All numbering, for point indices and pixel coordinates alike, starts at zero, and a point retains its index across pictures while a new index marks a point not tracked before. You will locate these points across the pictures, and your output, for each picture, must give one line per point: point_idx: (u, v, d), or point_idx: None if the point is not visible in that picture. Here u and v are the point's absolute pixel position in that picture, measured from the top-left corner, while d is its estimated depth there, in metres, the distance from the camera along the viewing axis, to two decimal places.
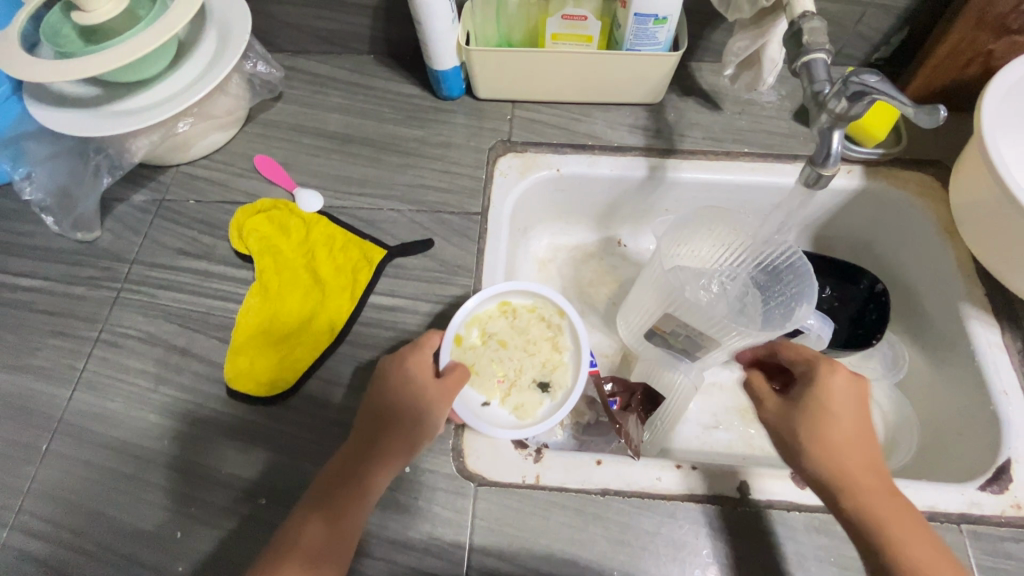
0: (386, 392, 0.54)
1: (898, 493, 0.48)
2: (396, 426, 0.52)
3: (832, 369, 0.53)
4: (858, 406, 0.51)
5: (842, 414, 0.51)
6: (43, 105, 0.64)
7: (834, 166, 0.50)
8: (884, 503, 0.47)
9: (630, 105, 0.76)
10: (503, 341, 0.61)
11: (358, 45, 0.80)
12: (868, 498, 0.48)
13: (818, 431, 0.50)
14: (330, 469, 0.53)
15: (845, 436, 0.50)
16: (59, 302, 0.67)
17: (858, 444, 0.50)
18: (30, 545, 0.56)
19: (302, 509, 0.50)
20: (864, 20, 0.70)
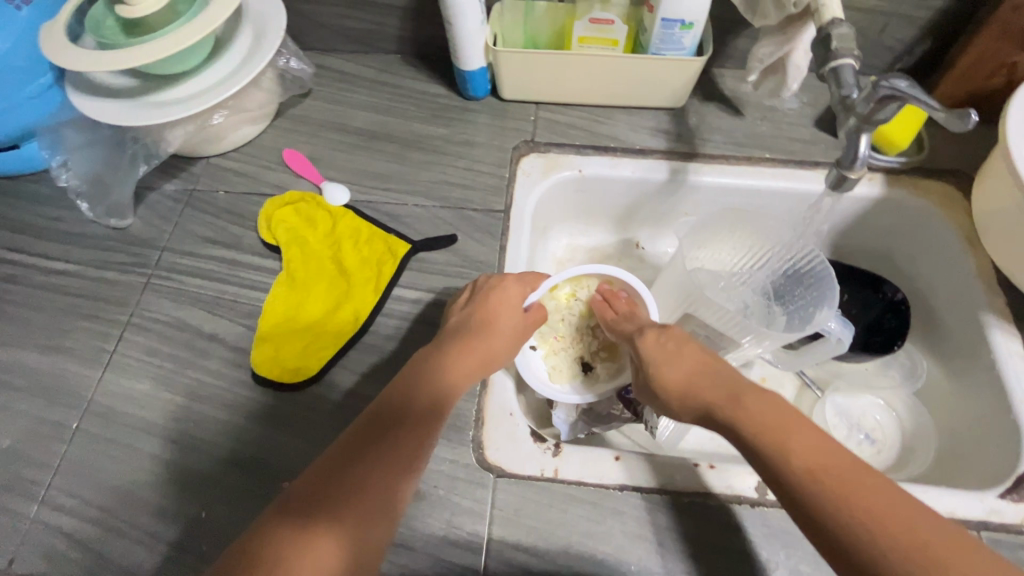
0: (477, 318, 0.57)
1: (773, 408, 0.46)
2: (438, 407, 0.50)
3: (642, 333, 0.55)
4: (672, 353, 0.52)
5: (664, 364, 0.52)
6: (84, 94, 0.66)
7: (861, 169, 0.53)
8: (760, 429, 0.45)
9: (653, 109, 0.77)
10: (582, 315, 0.68)
11: (385, 45, 0.82)
12: (750, 428, 0.45)
13: (673, 385, 0.51)
14: (325, 467, 0.45)
15: (699, 377, 0.50)
16: (91, 285, 0.69)
17: (716, 378, 0.49)
18: (58, 520, 0.57)
19: (285, 520, 0.41)
20: (888, 31, 0.71)
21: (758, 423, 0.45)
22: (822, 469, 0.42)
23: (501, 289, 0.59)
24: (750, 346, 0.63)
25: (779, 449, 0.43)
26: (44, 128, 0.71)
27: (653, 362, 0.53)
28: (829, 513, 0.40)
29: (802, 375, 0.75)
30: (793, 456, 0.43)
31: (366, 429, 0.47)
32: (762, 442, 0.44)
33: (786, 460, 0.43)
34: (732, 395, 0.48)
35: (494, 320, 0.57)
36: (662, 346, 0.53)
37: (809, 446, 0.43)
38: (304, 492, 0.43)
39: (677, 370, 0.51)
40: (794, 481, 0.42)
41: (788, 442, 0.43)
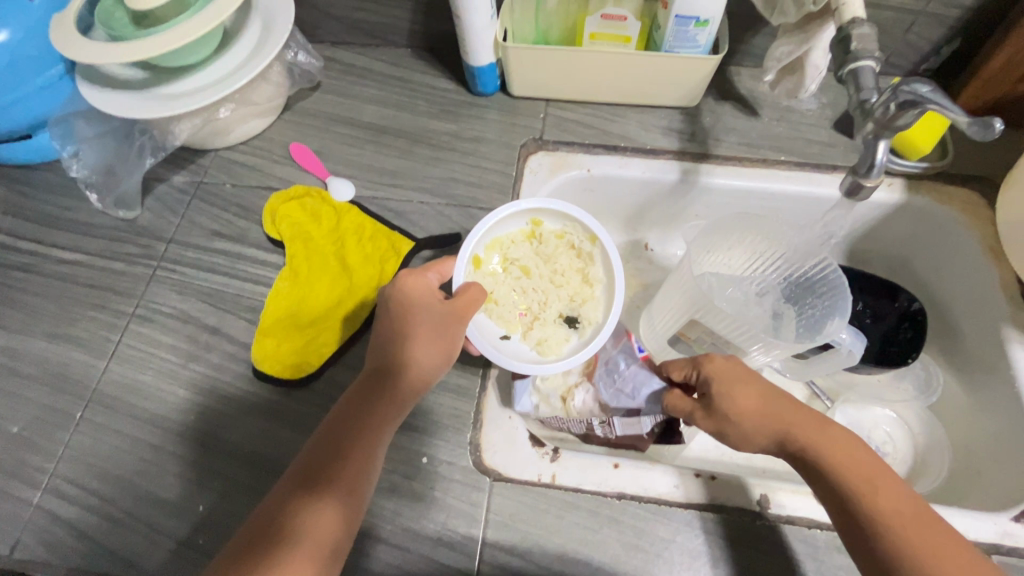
0: (398, 314, 0.54)
1: (851, 449, 0.49)
2: (395, 389, 0.52)
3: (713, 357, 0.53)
4: (749, 384, 0.51)
5: (741, 398, 0.51)
6: (95, 85, 0.66)
7: (877, 177, 0.51)
8: (855, 474, 0.48)
9: (665, 108, 0.75)
10: (527, 269, 0.65)
11: (396, 38, 0.81)
12: (842, 468, 0.48)
13: (748, 415, 0.50)
14: (300, 464, 0.49)
15: (778, 411, 0.51)
16: (99, 276, 0.70)
17: (793, 412, 0.51)
18: (62, 508, 0.58)
19: (278, 501, 0.47)
20: (914, 30, 0.68)
21: (847, 463, 0.48)
22: (908, 516, 0.46)
23: (411, 282, 0.55)
24: (757, 354, 0.61)
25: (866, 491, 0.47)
26: (56, 118, 0.71)
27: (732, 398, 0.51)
28: (904, 557, 0.44)
29: (812, 385, 0.73)
30: (884, 505, 0.46)
31: (330, 426, 0.51)
32: (857, 489, 0.47)
33: (877, 509, 0.46)
34: (815, 433, 0.50)
35: (419, 315, 0.54)
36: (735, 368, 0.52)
37: (894, 496, 0.47)
38: (288, 483, 0.49)
39: (753, 403, 0.51)
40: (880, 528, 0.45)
41: (878, 491, 0.47)
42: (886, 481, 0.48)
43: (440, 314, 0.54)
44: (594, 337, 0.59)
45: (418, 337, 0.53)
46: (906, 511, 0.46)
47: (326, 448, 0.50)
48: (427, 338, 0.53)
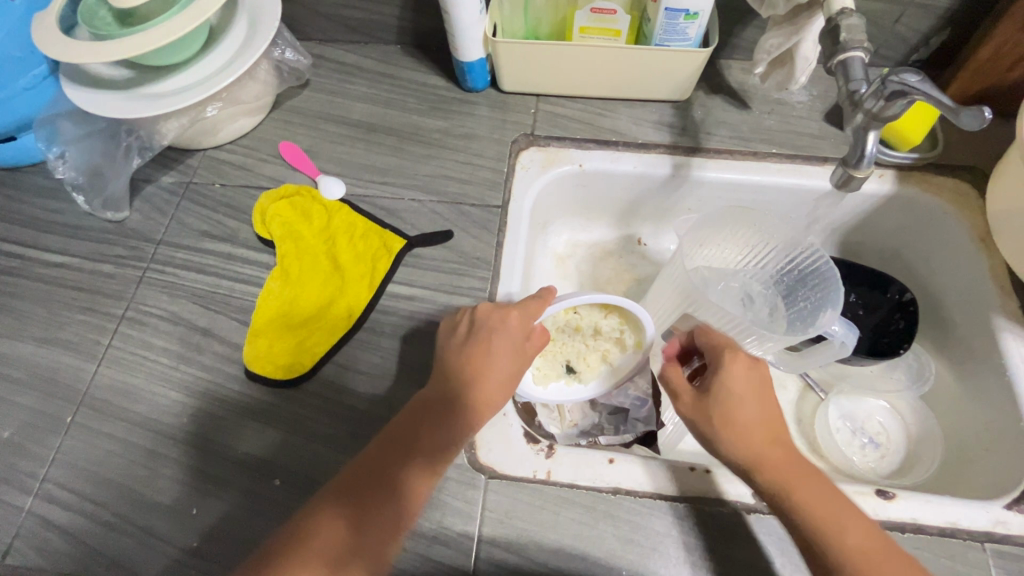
0: (485, 347, 0.54)
1: (829, 493, 0.48)
2: (449, 422, 0.52)
3: (739, 359, 0.53)
4: (751, 393, 0.52)
5: (739, 406, 0.51)
6: (80, 86, 0.65)
7: (868, 168, 0.51)
8: (819, 504, 0.48)
9: (656, 102, 0.75)
10: (580, 328, 0.64)
11: (385, 35, 0.80)
12: (801, 499, 0.48)
13: (733, 417, 0.51)
14: (355, 470, 0.50)
15: (760, 429, 0.51)
16: (87, 278, 0.69)
17: (774, 437, 0.51)
18: (53, 513, 0.58)
19: (315, 505, 0.49)
20: (904, 20, 0.68)
21: (812, 501, 0.48)
22: (869, 553, 0.46)
23: (505, 319, 0.55)
24: (751, 348, 0.61)
25: (831, 530, 0.47)
26: (41, 120, 0.70)
27: (729, 399, 0.51)
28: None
29: (805, 376, 0.73)
30: (848, 540, 0.46)
31: (386, 443, 0.52)
32: (818, 520, 0.47)
33: (833, 539, 0.46)
34: (789, 459, 0.50)
35: (503, 355, 0.54)
36: (745, 379, 0.52)
37: (858, 531, 0.47)
38: (332, 488, 0.49)
39: (748, 410, 0.51)
40: (841, 562, 0.45)
41: (841, 523, 0.47)
42: (853, 516, 0.48)
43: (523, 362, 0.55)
44: (574, 394, 0.62)
45: (496, 376, 0.54)
46: (868, 545, 0.46)
47: (373, 466, 0.50)
48: (505, 380, 0.54)
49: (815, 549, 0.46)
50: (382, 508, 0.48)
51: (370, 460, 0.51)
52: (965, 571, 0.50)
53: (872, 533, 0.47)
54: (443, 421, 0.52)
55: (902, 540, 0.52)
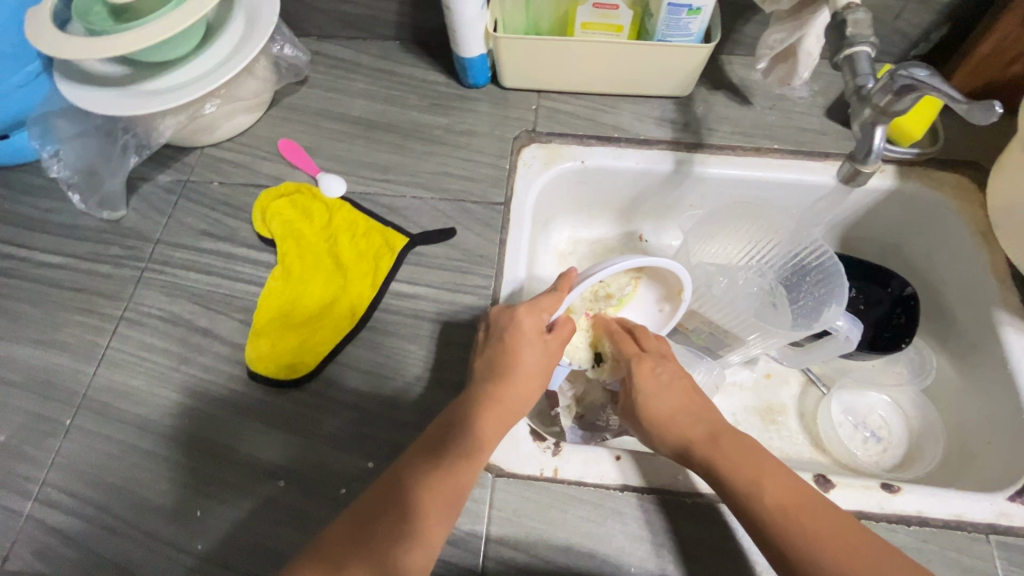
0: (499, 354, 0.55)
1: (753, 457, 0.51)
2: (471, 428, 0.52)
3: (642, 357, 0.58)
4: (664, 386, 0.57)
5: (653, 399, 0.56)
6: (73, 82, 0.64)
7: (875, 163, 0.52)
8: (738, 465, 0.50)
9: (657, 98, 0.75)
10: (608, 294, 0.62)
11: (384, 30, 0.80)
12: (726, 466, 0.50)
13: (652, 407, 0.56)
14: (379, 487, 0.50)
15: (682, 415, 0.55)
16: (84, 279, 0.68)
17: (694, 419, 0.55)
18: (53, 517, 0.57)
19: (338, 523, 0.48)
20: (904, 16, 0.68)
21: (733, 463, 0.50)
22: (791, 508, 0.47)
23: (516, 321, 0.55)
24: (753, 344, 0.62)
25: (751, 486, 0.49)
26: (34, 117, 0.69)
27: (641, 393, 0.56)
28: (780, 530, 0.46)
29: (807, 371, 0.74)
30: (766, 496, 0.48)
31: (411, 458, 0.51)
32: (740, 482, 0.49)
33: (757, 496, 0.48)
34: (711, 436, 0.53)
35: (519, 357, 0.54)
36: (655, 375, 0.57)
37: (781, 488, 0.48)
38: (356, 508, 0.48)
39: (661, 402, 0.56)
40: (762, 516, 0.47)
41: (762, 479, 0.49)
42: (775, 474, 0.49)
43: (546, 362, 0.56)
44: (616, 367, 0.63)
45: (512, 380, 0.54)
46: (793, 500, 0.48)
47: (398, 481, 0.50)
48: (523, 381, 0.55)
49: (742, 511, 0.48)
50: (404, 521, 0.47)
51: (387, 484, 0.50)
52: (970, 563, 0.51)
53: (799, 489, 0.49)
54: (458, 434, 0.51)
55: (909, 533, 0.52)
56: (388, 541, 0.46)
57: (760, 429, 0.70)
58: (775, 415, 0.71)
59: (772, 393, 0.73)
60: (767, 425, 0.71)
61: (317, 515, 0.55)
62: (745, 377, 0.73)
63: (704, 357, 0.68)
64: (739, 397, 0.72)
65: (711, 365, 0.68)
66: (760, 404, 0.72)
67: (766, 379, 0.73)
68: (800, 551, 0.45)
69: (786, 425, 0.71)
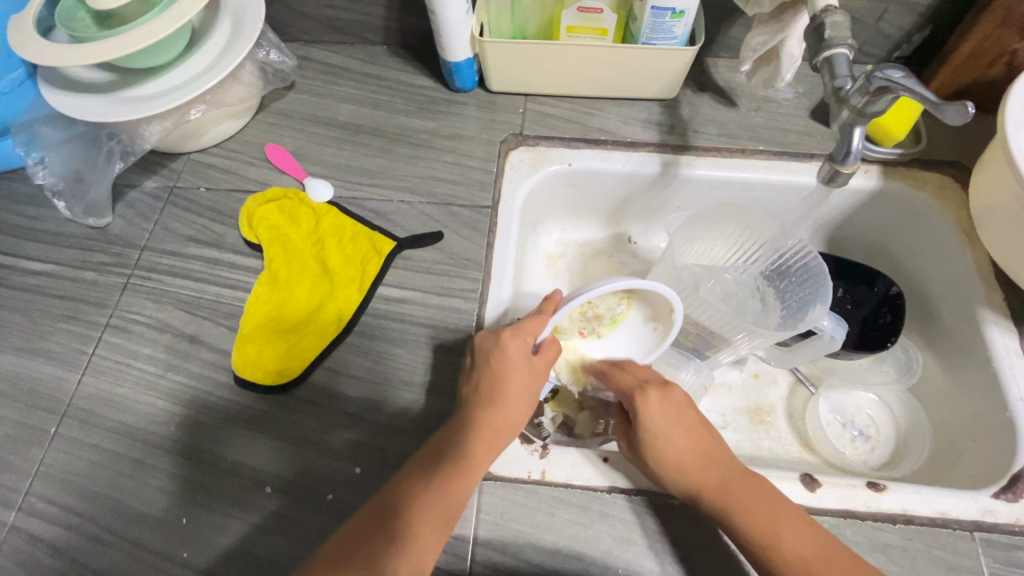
0: (489, 377, 0.54)
1: (769, 502, 0.50)
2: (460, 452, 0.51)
3: (649, 394, 0.54)
4: (673, 423, 0.53)
5: (669, 443, 0.52)
6: (58, 89, 0.64)
7: (853, 164, 0.52)
8: (757, 518, 0.49)
9: (644, 101, 0.75)
10: (598, 314, 0.63)
11: (372, 35, 0.80)
12: (745, 517, 0.49)
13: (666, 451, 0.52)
14: (366, 513, 0.49)
15: (693, 457, 0.52)
16: (70, 286, 0.68)
17: (707, 463, 0.52)
18: (37, 527, 0.57)
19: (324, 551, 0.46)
20: (886, 18, 0.69)
21: (752, 512, 0.49)
22: (813, 561, 0.47)
23: (505, 343, 0.55)
24: (741, 343, 0.62)
25: (773, 540, 0.48)
26: (18, 125, 0.69)
27: (652, 433, 0.53)
28: None
29: (796, 371, 0.74)
30: (789, 549, 0.47)
31: (400, 483, 0.50)
32: (758, 539, 0.48)
33: (779, 549, 0.47)
34: (725, 484, 0.51)
35: (508, 380, 0.54)
36: (665, 413, 0.53)
37: (799, 541, 0.48)
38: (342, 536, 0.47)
39: (673, 442, 0.52)
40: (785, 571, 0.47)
41: (781, 532, 0.48)
42: (792, 523, 0.49)
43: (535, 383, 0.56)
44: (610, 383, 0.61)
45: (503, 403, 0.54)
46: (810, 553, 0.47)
47: (384, 506, 0.49)
48: (514, 403, 0.54)
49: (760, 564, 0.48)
50: (390, 546, 0.46)
51: (375, 511, 0.48)
52: (956, 561, 0.51)
53: (817, 537, 0.48)
54: (448, 459, 0.51)
55: (895, 531, 0.52)
56: (377, 573, 0.44)
57: (749, 429, 0.70)
58: (763, 415, 0.72)
59: (761, 393, 0.73)
60: (756, 426, 0.71)
61: (304, 521, 0.55)
62: (734, 377, 0.74)
63: (692, 358, 0.67)
64: (728, 397, 0.73)
65: (700, 367, 0.67)
66: (749, 405, 0.72)
67: (755, 380, 0.74)
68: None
69: (775, 424, 0.71)
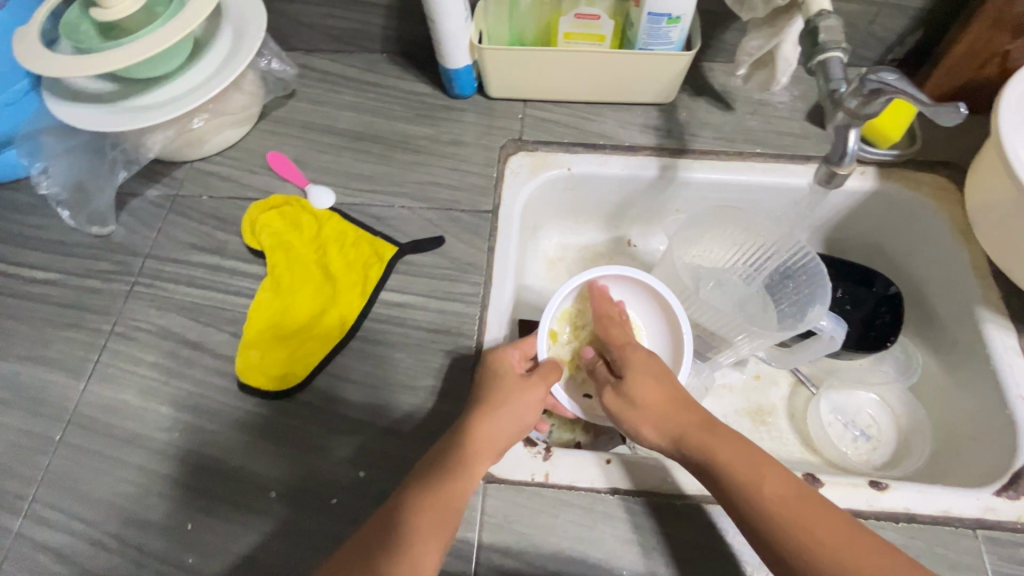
0: (482, 391, 0.55)
1: (748, 449, 0.48)
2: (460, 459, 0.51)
3: (637, 350, 0.56)
4: (656, 375, 0.53)
5: (651, 391, 0.52)
6: (62, 100, 0.65)
7: (850, 164, 0.53)
8: (734, 463, 0.47)
9: (641, 105, 0.76)
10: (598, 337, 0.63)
11: (370, 44, 0.81)
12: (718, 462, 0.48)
13: (650, 400, 0.52)
14: (374, 520, 0.49)
15: (675, 406, 0.51)
16: (74, 294, 0.68)
17: (685, 405, 0.51)
18: (42, 535, 0.57)
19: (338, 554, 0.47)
20: (878, 21, 0.69)
21: (731, 458, 0.47)
22: (790, 502, 0.45)
23: (493, 361, 0.57)
24: (740, 344, 0.63)
25: (748, 481, 0.46)
26: (22, 135, 0.69)
27: (634, 382, 0.53)
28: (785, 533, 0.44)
29: (796, 371, 0.74)
30: (765, 491, 0.45)
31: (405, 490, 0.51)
32: (740, 484, 0.46)
33: (755, 493, 0.46)
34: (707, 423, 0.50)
35: (503, 393, 0.54)
36: (655, 364, 0.54)
37: (779, 484, 0.46)
38: (353, 547, 0.47)
39: (653, 390, 0.52)
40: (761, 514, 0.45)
41: (760, 478, 0.46)
42: (771, 469, 0.47)
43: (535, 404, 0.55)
44: None
45: (500, 412, 0.53)
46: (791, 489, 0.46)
47: (390, 514, 0.49)
48: (511, 417, 0.53)
49: (735, 507, 0.46)
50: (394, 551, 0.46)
51: (378, 521, 0.49)
52: (958, 558, 0.51)
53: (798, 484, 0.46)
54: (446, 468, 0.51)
55: (896, 530, 0.52)
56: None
57: (751, 430, 0.71)
58: (765, 416, 0.72)
59: (762, 395, 0.73)
60: (757, 427, 0.71)
61: (308, 525, 0.55)
62: (735, 379, 0.74)
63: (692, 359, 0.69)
64: (729, 399, 0.73)
65: (701, 368, 0.68)
66: (750, 406, 0.72)
67: (756, 381, 0.74)
68: (802, 554, 0.43)
69: (776, 425, 0.71)
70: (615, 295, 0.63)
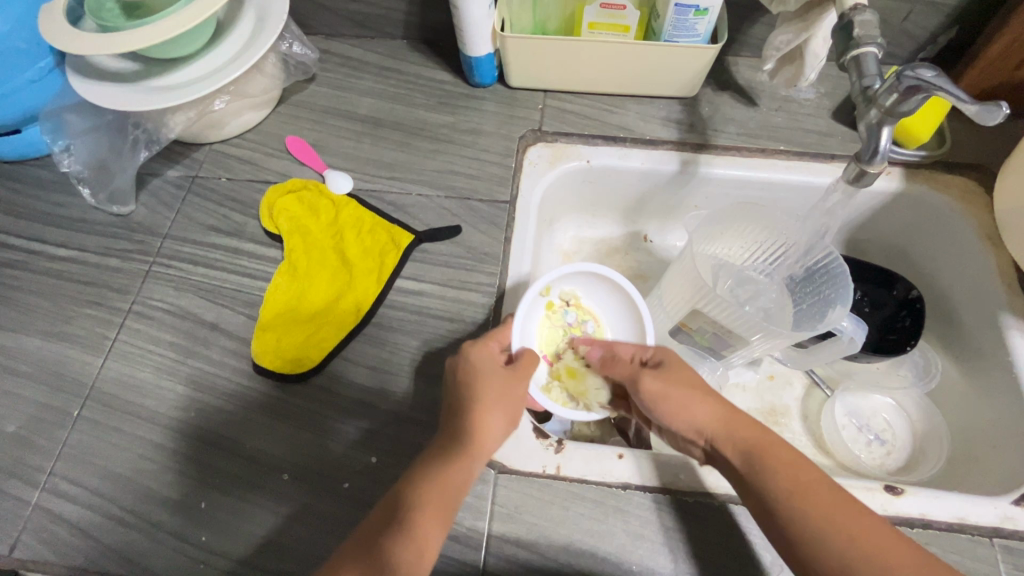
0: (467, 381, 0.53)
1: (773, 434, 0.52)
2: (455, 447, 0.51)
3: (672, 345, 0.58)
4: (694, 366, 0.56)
5: (683, 381, 0.53)
6: (85, 78, 0.65)
7: (881, 163, 0.51)
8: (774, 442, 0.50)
9: (664, 99, 0.75)
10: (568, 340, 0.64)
11: (392, 30, 0.80)
12: (765, 441, 0.49)
13: (698, 384, 0.53)
14: (380, 510, 0.49)
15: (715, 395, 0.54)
16: (94, 272, 0.69)
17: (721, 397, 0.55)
18: (59, 507, 0.58)
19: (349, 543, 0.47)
20: (911, 18, 0.68)
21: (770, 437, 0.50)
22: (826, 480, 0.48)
23: (471, 360, 0.53)
24: (757, 343, 0.61)
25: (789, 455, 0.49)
26: (47, 112, 0.70)
27: (681, 366, 0.55)
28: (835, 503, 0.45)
29: (811, 373, 0.74)
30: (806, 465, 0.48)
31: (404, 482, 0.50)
32: (786, 458, 0.48)
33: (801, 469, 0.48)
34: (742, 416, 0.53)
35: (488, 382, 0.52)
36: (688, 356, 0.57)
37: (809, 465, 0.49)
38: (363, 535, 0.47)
39: (698, 378, 0.54)
40: (815, 489, 0.46)
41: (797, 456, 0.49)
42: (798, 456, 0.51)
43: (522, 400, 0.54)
44: None
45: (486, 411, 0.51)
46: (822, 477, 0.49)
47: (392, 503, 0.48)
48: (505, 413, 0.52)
49: (788, 487, 0.46)
50: (400, 537, 0.46)
51: (383, 511, 0.48)
52: (973, 566, 0.51)
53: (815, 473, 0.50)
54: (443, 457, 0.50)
55: (911, 535, 0.52)
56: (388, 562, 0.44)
57: None
58: (778, 417, 0.71)
59: (775, 395, 0.73)
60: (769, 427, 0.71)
61: (320, 508, 0.55)
62: (749, 378, 0.73)
63: (707, 357, 0.68)
64: (742, 398, 0.72)
65: (715, 366, 0.69)
66: (763, 406, 0.72)
67: (770, 381, 0.73)
68: (856, 519, 0.44)
69: (789, 426, 0.71)
70: (581, 295, 0.65)
